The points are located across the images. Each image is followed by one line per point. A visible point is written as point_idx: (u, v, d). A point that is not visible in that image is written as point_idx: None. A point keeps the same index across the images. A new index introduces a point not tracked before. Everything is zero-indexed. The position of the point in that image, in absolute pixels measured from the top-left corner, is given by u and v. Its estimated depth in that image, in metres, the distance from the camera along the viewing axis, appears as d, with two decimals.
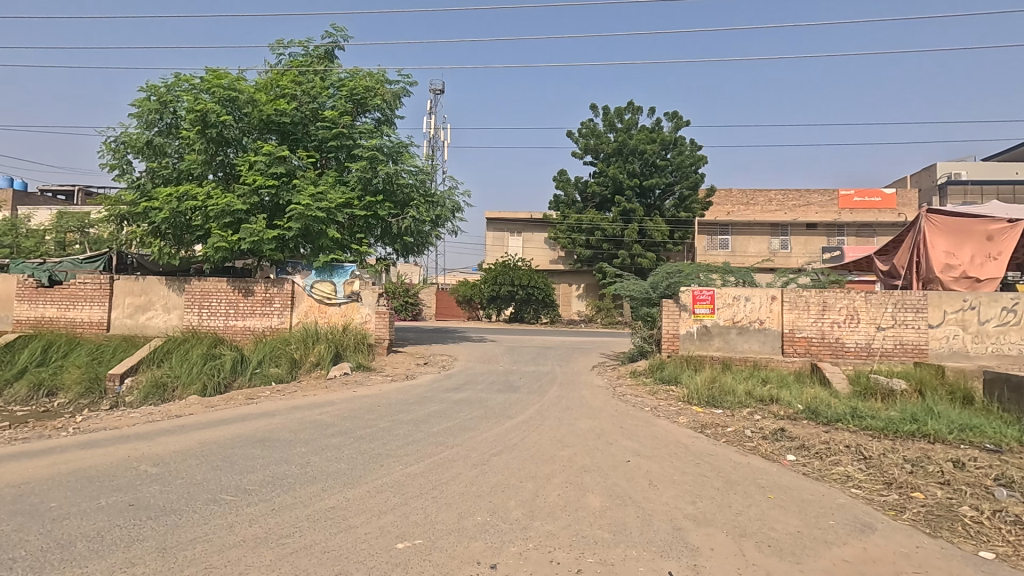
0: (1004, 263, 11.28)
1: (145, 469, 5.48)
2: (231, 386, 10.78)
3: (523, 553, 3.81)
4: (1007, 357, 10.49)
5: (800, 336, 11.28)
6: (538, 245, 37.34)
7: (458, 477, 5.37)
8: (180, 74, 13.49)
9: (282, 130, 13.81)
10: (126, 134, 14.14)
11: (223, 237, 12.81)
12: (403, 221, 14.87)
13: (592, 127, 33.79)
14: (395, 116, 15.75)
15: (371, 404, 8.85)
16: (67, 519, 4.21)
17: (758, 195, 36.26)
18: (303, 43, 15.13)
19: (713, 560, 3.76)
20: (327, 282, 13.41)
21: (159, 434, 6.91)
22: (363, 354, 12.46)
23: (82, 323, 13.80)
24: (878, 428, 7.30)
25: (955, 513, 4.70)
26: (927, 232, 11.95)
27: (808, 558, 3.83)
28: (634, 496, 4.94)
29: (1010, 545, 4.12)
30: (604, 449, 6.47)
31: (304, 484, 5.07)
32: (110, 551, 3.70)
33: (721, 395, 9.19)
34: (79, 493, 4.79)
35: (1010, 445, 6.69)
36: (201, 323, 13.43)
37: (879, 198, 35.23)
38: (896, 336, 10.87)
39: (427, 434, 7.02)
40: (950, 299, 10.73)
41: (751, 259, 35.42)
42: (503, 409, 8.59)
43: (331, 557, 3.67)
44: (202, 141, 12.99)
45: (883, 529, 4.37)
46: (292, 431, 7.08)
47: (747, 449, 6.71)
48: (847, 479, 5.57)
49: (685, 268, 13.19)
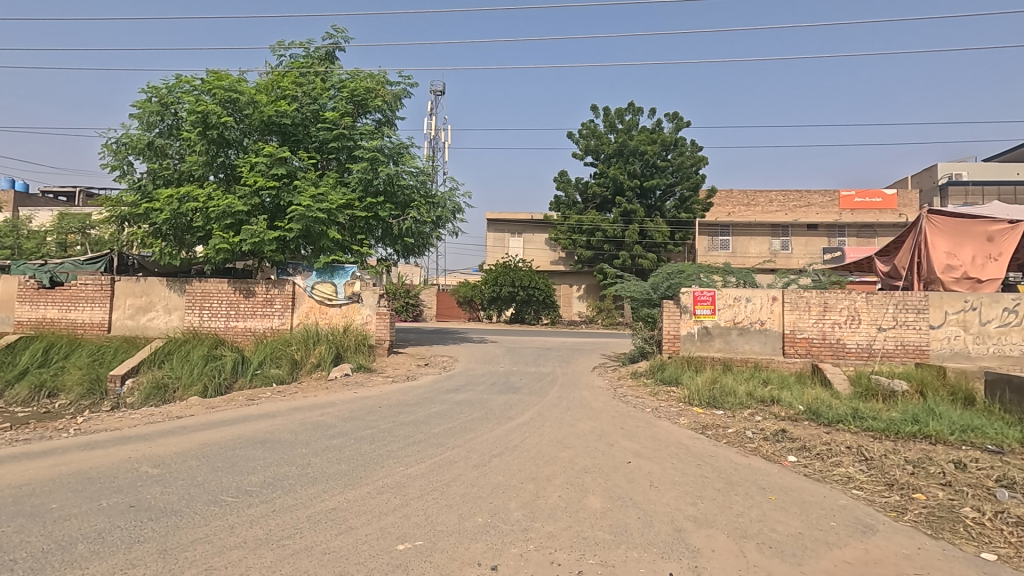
0: (1005, 264, 11.28)
1: (146, 469, 5.49)
2: (231, 387, 10.75)
3: (524, 554, 3.81)
4: (1008, 358, 10.48)
5: (800, 337, 11.28)
6: (538, 246, 37.37)
7: (459, 477, 5.38)
8: (181, 75, 13.51)
9: (282, 131, 13.84)
10: (127, 135, 14.15)
11: (224, 239, 12.84)
12: (403, 223, 14.87)
13: (592, 127, 33.88)
14: (395, 118, 15.76)
15: (372, 405, 8.86)
16: (69, 520, 4.23)
17: (759, 196, 36.25)
18: (304, 44, 15.15)
19: (714, 562, 3.76)
20: (328, 282, 13.42)
21: (159, 435, 6.91)
22: (364, 355, 12.49)
23: (83, 324, 13.83)
24: (878, 429, 7.30)
25: (957, 514, 4.69)
26: (928, 232, 11.94)
27: (810, 559, 3.83)
28: (635, 497, 4.94)
29: (1012, 546, 4.11)
30: (604, 450, 6.47)
31: (305, 485, 5.08)
32: (110, 552, 3.71)
33: (722, 396, 9.18)
34: (80, 495, 4.80)
35: (1011, 445, 6.68)
36: (202, 324, 13.46)
37: (880, 198, 35.20)
38: (897, 337, 10.87)
39: (428, 435, 7.02)
40: (951, 300, 10.73)
41: (751, 260, 35.45)
42: (503, 410, 8.60)
43: (331, 558, 3.68)
44: (203, 142, 13.10)
45: (885, 531, 4.36)
46: (293, 432, 7.09)
47: (748, 450, 6.71)
48: (848, 480, 5.57)
49: (685, 269, 13.19)
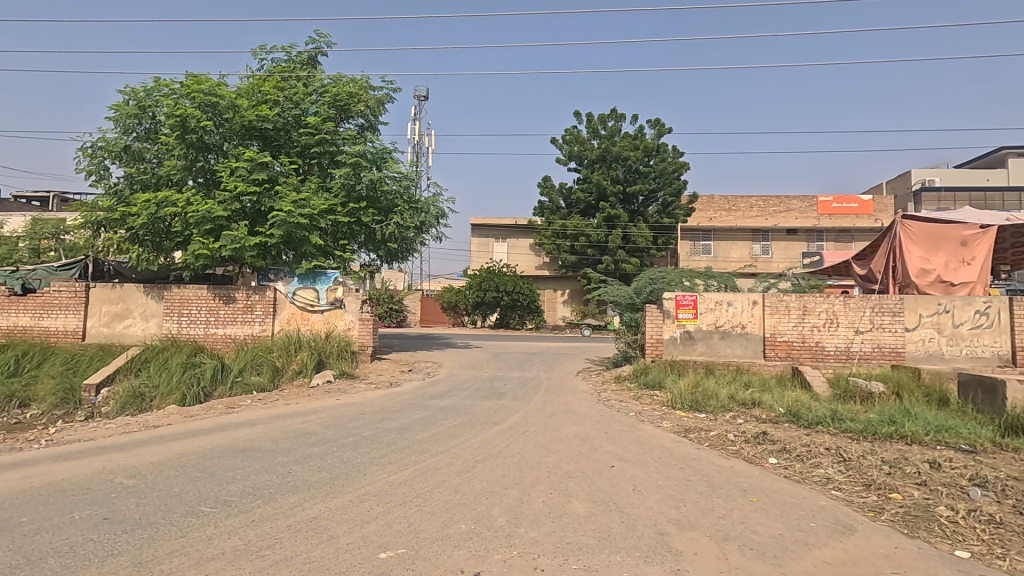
0: (978, 267, 11.68)
1: (121, 481, 5.35)
2: (211, 395, 10.52)
3: (507, 560, 3.79)
4: (980, 359, 10.80)
5: (781, 340, 11.42)
6: (523, 252, 37.38)
7: (441, 484, 5.34)
8: (159, 78, 13.27)
9: (264, 136, 13.70)
10: (103, 139, 13.79)
11: (203, 244, 12.58)
12: (387, 228, 14.76)
13: (576, 134, 34.28)
14: (377, 123, 15.67)
15: (356, 411, 8.80)
16: (39, 534, 4.11)
17: (740, 201, 36.79)
18: (286, 48, 14.96)
19: (696, 564, 3.78)
20: (310, 290, 13.34)
21: (134, 444, 6.78)
22: (345, 361, 12.45)
23: (57, 332, 13.51)
24: (856, 431, 7.43)
25: (932, 513, 4.78)
26: (903, 237, 12.13)
27: (790, 560, 3.87)
28: (619, 501, 4.97)
29: (985, 543, 4.21)
30: (589, 456, 6.47)
31: (286, 493, 5.01)
32: (83, 566, 3.61)
33: (704, 398, 9.31)
34: (53, 508, 4.66)
35: (983, 445, 6.86)
36: (180, 331, 13.24)
37: (856, 202, 36.09)
38: (874, 339, 11.07)
39: (411, 441, 6.97)
40: (926, 303, 10.98)
41: (733, 264, 35.99)
42: (488, 415, 8.60)
43: (312, 568, 3.63)
44: (182, 147, 12.87)
45: (863, 530, 4.44)
46: (274, 440, 6.97)
47: (730, 453, 6.78)
48: (828, 482, 5.65)
49: (668, 272, 13.07)
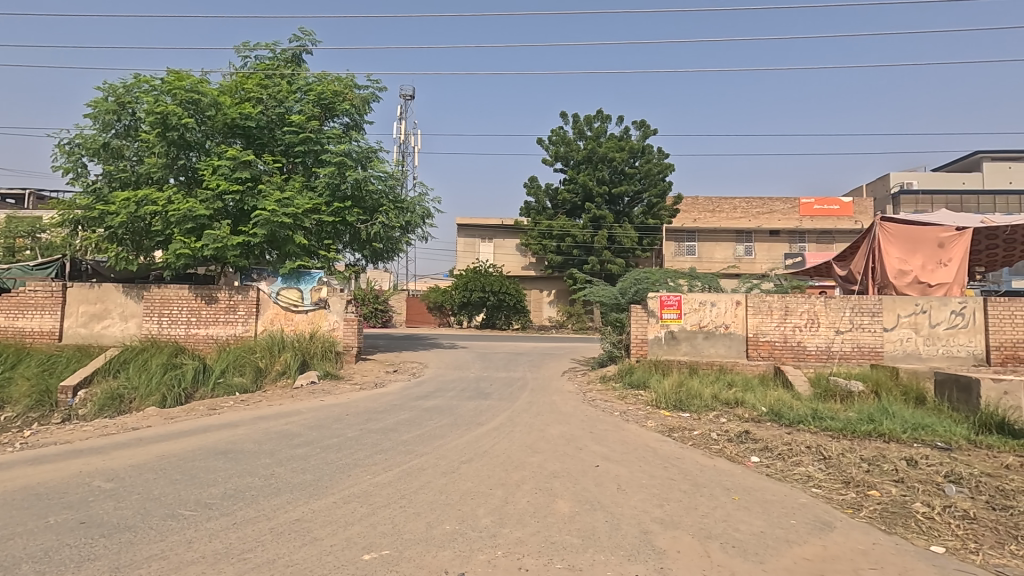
0: (954, 268, 11.93)
1: (98, 485, 5.24)
2: (192, 397, 10.35)
3: (492, 561, 3.78)
4: (956, 358, 11.04)
5: (764, 340, 11.57)
6: (509, 252, 37.38)
7: (426, 485, 5.31)
8: (139, 75, 13.06)
9: (247, 134, 13.52)
10: (80, 136, 13.53)
11: (185, 243, 12.39)
12: (372, 227, 14.67)
13: (562, 135, 34.36)
14: (363, 123, 15.54)
15: (340, 412, 8.73)
16: (12, 540, 4.01)
17: (723, 203, 37.19)
18: (270, 46, 14.82)
19: (679, 563, 3.81)
20: (293, 289, 13.20)
21: (112, 447, 6.65)
22: (330, 361, 12.36)
23: (32, 332, 13.19)
24: (836, 429, 7.56)
25: (908, 510, 4.88)
26: (882, 239, 12.35)
27: (771, 557, 3.92)
28: (603, 501, 5.00)
29: (959, 538, 4.31)
30: (574, 455, 6.49)
31: (268, 496, 4.96)
32: (57, 573, 3.53)
33: (687, 398, 9.40)
34: (26, 512, 4.55)
35: (958, 442, 7.02)
36: (160, 332, 13.04)
37: (837, 204, 36.69)
38: (854, 339, 11.27)
39: (396, 442, 6.94)
40: (904, 304, 11.20)
41: (717, 265, 36.36)
42: (473, 416, 8.59)
43: (294, 570, 3.59)
44: (163, 144, 12.68)
45: (842, 527, 4.52)
46: (256, 442, 6.89)
47: (714, 451, 6.85)
48: (808, 479, 5.74)
49: (653, 273, 13.16)
